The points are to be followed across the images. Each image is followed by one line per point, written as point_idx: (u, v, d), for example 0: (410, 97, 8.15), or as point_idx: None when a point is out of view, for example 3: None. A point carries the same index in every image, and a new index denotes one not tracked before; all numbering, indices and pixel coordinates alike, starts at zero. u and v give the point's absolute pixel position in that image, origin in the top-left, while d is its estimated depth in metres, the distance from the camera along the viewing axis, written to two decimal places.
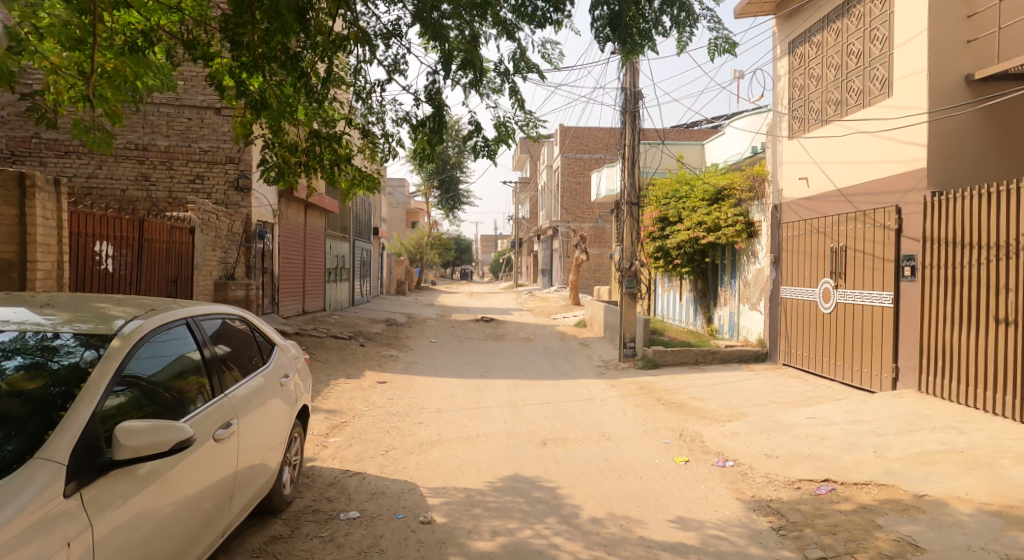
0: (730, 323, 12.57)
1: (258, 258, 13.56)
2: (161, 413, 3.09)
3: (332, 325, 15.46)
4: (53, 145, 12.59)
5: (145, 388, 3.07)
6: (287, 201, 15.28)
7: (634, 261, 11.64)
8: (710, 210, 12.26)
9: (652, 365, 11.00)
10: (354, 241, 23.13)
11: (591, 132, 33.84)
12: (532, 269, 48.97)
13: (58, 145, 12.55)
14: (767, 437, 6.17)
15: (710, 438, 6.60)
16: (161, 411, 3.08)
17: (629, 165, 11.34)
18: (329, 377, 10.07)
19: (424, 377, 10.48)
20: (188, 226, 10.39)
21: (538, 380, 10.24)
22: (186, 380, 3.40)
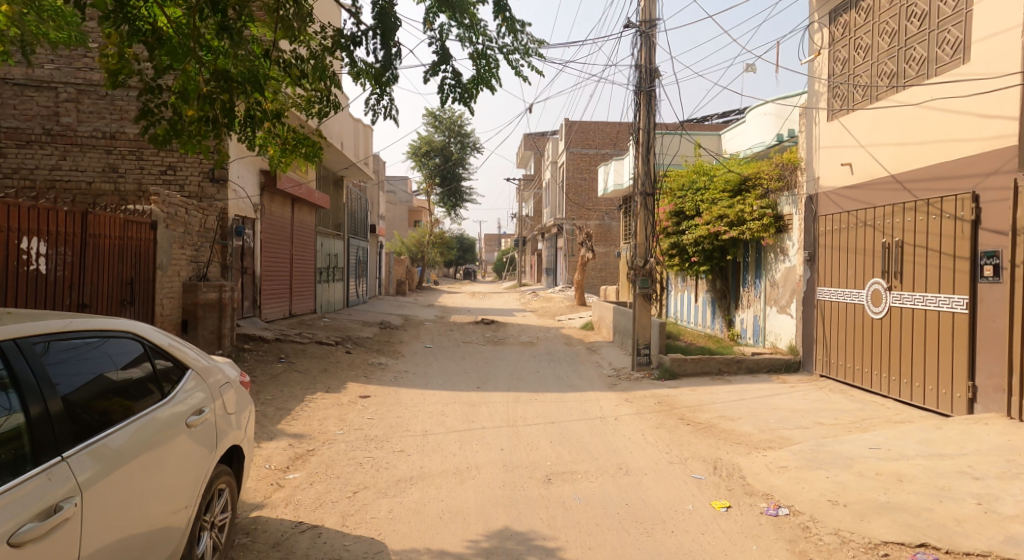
0: (754, 327, 11.40)
1: (236, 257, 12.36)
2: (48, 446, 2.59)
3: (319, 329, 14.30)
4: (14, 135, 11.12)
5: (34, 413, 2.59)
6: (272, 196, 14.06)
7: (648, 258, 10.45)
8: (731, 202, 11.04)
9: (670, 375, 9.82)
10: (349, 239, 21.96)
11: (597, 126, 32.56)
12: (536, 270, 47.71)
13: (18, 133, 11.14)
14: (826, 476, 4.97)
15: (751, 473, 5.39)
16: (47, 443, 2.59)
17: (643, 150, 10.15)
18: (306, 390, 8.93)
19: (414, 390, 9.32)
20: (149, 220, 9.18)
21: (543, 394, 9.07)
22: (86, 411, 2.85)
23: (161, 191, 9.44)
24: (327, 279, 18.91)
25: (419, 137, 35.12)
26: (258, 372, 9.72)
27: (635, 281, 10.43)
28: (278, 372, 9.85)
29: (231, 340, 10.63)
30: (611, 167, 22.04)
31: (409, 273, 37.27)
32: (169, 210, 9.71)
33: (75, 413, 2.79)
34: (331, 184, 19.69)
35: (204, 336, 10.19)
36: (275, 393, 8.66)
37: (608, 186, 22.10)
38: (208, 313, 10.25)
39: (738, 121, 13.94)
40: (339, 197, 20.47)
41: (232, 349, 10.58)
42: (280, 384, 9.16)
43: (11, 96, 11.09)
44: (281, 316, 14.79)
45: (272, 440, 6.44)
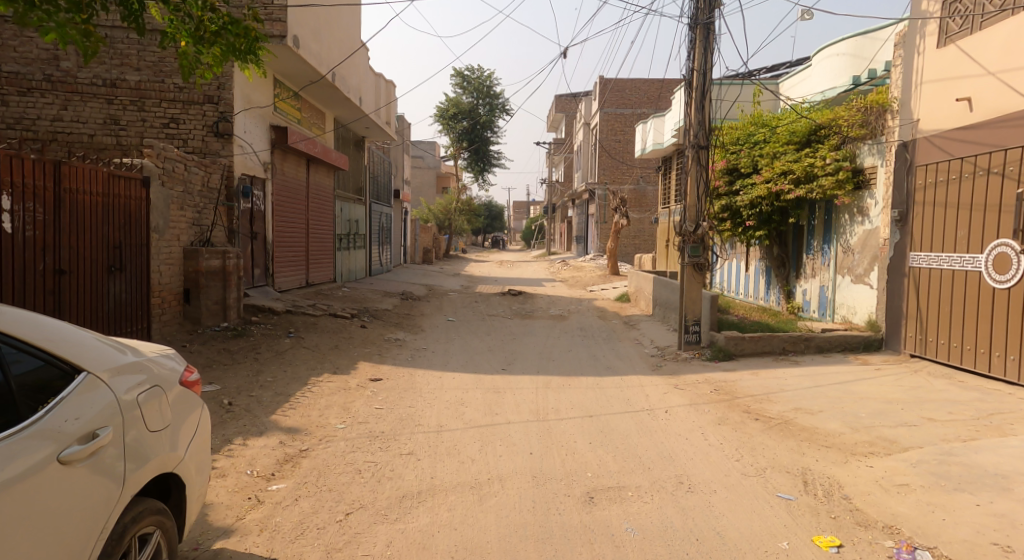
0: (820, 299, 10.47)
1: (244, 220, 11.09)
2: None
3: (335, 299, 13.27)
4: (13, 80, 9.83)
5: None
6: (285, 154, 12.80)
7: (700, 222, 9.11)
8: (798, 155, 9.97)
9: (726, 355, 8.62)
10: (371, 204, 20.89)
11: (634, 84, 30.92)
12: (566, 237, 46.35)
13: (19, 79, 9.82)
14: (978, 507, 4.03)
15: (865, 498, 4.33)
16: None
17: (697, 96, 8.81)
18: (313, 371, 7.91)
19: (433, 372, 8.27)
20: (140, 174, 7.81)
21: (579, 379, 7.93)
22: None
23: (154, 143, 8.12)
24: (347, 246, 17.90)
25: (446, 99, 33.77)
26: (263, 348, 8.66)
27: (683, 248, 9.12)
28: (285, 348, 8.83)
29: (238, 312, 9.54)
30: (648, 126, 20.58)
31: (435, 241, 36.16)
32: (165, 165, 8.44)
33: (10, 399, 2.34)
34: (352, 145, 18.52)
35: (207, 308, 9.02)
36: (277, 373, 7.64)
37: (647, 146, 20.62)
38: (211, 282, 9.09)
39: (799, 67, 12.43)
40: (360, 159, 19.34)
41: (239, 322, 9.50)
42: (284, 363, 8.17)
43: (9, 39, 9.86)
44: (296, 285, 13.77)
45: (261, 436, 5.36)
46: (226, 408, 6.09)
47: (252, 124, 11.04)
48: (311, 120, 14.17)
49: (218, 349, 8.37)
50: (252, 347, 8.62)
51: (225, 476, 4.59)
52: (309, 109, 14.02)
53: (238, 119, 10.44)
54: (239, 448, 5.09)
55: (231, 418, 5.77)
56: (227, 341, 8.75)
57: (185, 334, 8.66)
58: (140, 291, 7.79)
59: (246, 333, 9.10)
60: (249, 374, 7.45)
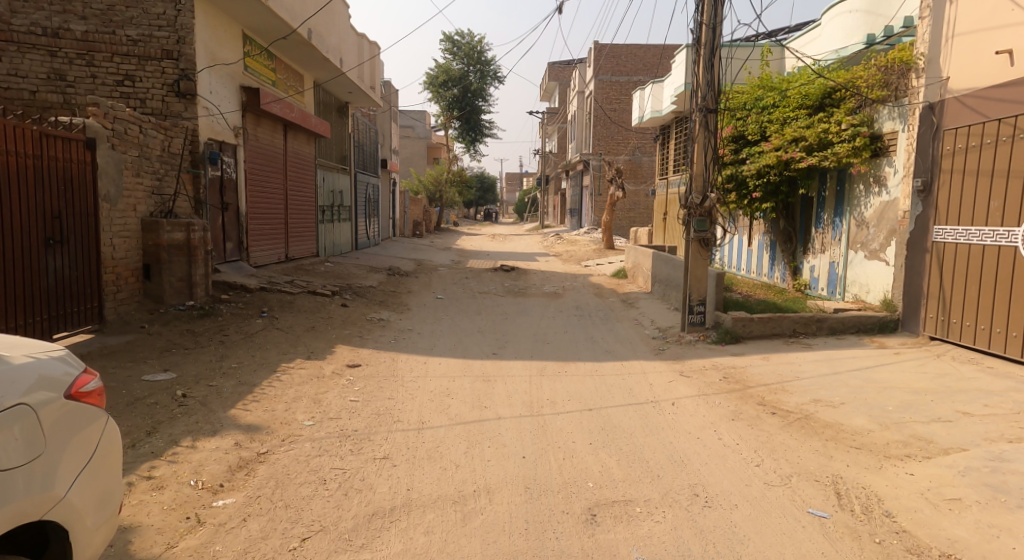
0: (830, 276, 9.80)
1: (211, 191, 10.26)
2: None
3: (315, 275, 12.51)
4: None
5: None
6: (259, 119, 12.00)
7: (707, 194, 8.38)
8: (810, 121, 9.26)
9: (732, 338, 7.96)
10: (357, 174, 20.02)
11: (630, 50, 29.79)
12: (560, 210, 45.48)
13: None
14: None
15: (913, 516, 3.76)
16: None
17: (707, 53, 8.01)
18: (283, 355, 7.20)
19: (417, 357, 7.61)
20: (85, 136, 7.00)
21: (576, 366, 7.27)
22: None
23: (100, 101, 7.31)
24: (331, 218, 17.08)
25: (437, 65, 32.65)
26: (231, 330, 7.93)
27: (688, 223, 8.42)
28: (255, 329, 8.11)
29: (206, 289, 8.81)
30: (646, 93, 19.64)
31: (426, 213, 35.29)
32: (115, 126, 7.63)
33: None
34: (335, 111, 17.60)
35: (170, 286, 8.36)
36: (244, 357, 6.94)
37: (645, 114, 19.68)
38: (174, 256, 8.39)
39: (809, 26, 11.62)
40: (344, 127, 18.45)
41: (206, 300, 8.79)
42: (252, 347, 7.36)
43: None
44: (275, 260, 13.02)
45: (214, 437, 4.68)
46: (179, 401, 5.40)
47: (220, 84, 10.23)
48: (287, 82, 13.34)
49: (182, 331, 7.65)
50: (219, 329, 7.90)
51: (162, 488, 3.92)
52: (285, 71, 13.19)
53: (202, 77, 9.62)
54: (185, 451, 4.41)
55: (183, 413, 5.10)
56: (192, 322, 8.04)
57: (145, 314, 8.00)
58: (87, 265, 7.07)
59: (214, 313, 8.41)
60: (211, 359, 6.75)
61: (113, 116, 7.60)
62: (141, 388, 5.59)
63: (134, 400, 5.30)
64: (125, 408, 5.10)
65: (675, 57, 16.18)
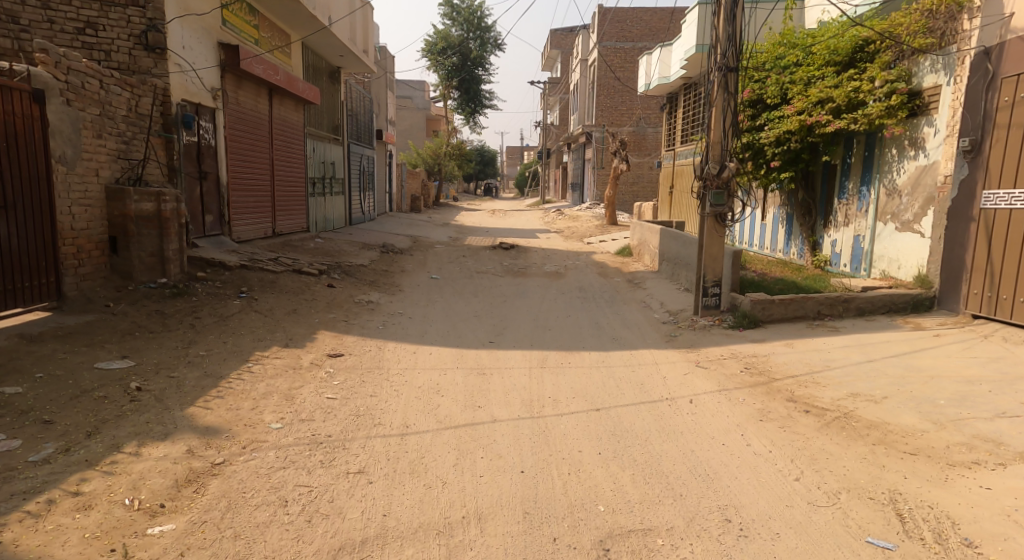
0: (854, 250, 9.10)
1: (185, 160, 9.45)
2: None
3: (303, 252, 11.78)
4: None
5: None
6: (240, 81, 11.25)
7: (725, 164, 7.61)
8: (838, 80, 8.51)
9: (751, 323, 7.21)
10: (350, 145, 19.19)
11: (634, 15, 28.72)
12: (561, 185, 44.58)
13: None
14: None
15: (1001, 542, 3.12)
16: None
17: (728, 3, 7.32)
18: (259, 340, 6.49)
19: (406, 346, 6.95)
20: (33, 85, 6.27)
21: (580, 356, 6.69)
22: None
23: (48, 48, 6.49)
24: (322, 192, 16.31)
25: (435, 32, 31.56)
26: (204, 311, 7.22)
27: (705, 196, 7.69)
28: (231, 311, 7.39)
29: (181, 266, 8.07)
30: (653, 59, 18.76)
31: (424, 188, 34.40)
32: (70, 78, 6.88)
33: None
34: (325, 77, 16.77)
35: (139, 262, 7.62)
36: (214, 343, 6.22)
37: (651, 81, 18.77)
38: (144, 229, 7.63)
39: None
40: (335, 95, 17.63)
41: (181, 279, 8.06)
42: (225, 331, 6.65)
43: None
44: (260, 236, 12.27)
45: (163, 442, 3.96)
46: (132, 395, 4.71)
47: (194, 38, 9.57)
48: (270, 41, 12.59)
49: (149, 311, 6.94)
50: (191, 310, 7.18)
51: (90, 509, 3.26)
52: (268, 28, 12.48)
53: (173, 28, 8.97)
54: (126, 460, 3.71)
55: (133, 410, 4.39)
56: (162, 302, 7.34)
57: (111, 292, 7.31)
58: (39, 234, 6.38)
59: (186, 293, 7.71)
60: (178, 345, 6.05)
61: (66, 67, 6.80)
62: (90, 379, 4.91)
63: (79, 393, 4.60)
64: (67, 403, 4.40)
65: (685, 19, 15.31)
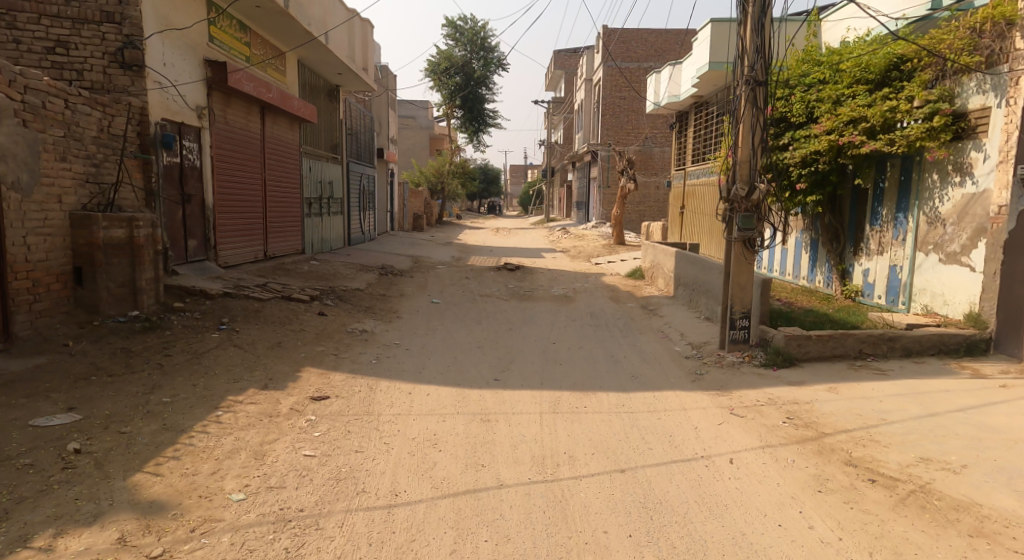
0: (890, 282, 8.33)
1: (164, 181, 8.80)
2: None
3: (294, 277, 11.09)
4: None
5: None
6: (229, 98, 10.69)
7: (755, 184, 6.93)
8: (872, 99, 7.80)
9: (785, 361, 6.44)
10: (349, 163, 18.56)
11: (640, 34, 28.23)
12: (566, 203, 44.02)
13: None
14: None
15: None
16: None
17: (756, 12, 6.69)
18: (234, 381, 5.75)
19: (402, 385, 6.19)
20: None
21: (597, 399, 5.91)
22: None
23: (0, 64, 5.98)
24: (319, 211, 15.66)
25: (438, 51, 31.22)
26: (177, 348, 6.51)
27: (732, 219, 7.03)
28: (206, 346, 6.68)
29: (155, 296, 7.43)
30: (663, 77, 18.19)
31: (428, 206, 33.85)
32: (28, 98, 6.34)
33: None
34: (323, 94, 16.24)
35: (106, 293, 6.94)
36: (181, 385, 5.51)
37: (661, 99, 18.20)
38: (113, 258, 6.98)
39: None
40: (334, 112, 17.07)
41: (155, 310, 7.40)
42: (197, 371, 5.93)
43: None
44: (250, 259, 11.60)
45: (89, 529, 3.27)
46: (67, 461, 4.01)
47: (177, 55, 9.05)
48: (262, 59, 12.08)
49: (114, 350, 6.25)
50: (162, 346, 6.48)
51: None
52: (261, 46, 12.00)
53: (152, 44, 8.41)
54: None
55: (61, 483, 3.72)
56: (131, 338, 6.64)
57: (73, 328, 6.64)
58: None
59: (159, 326, 7.02)
60: (139, 390, 5.34)
61: (25, 85, 6.28)
62: (21, 440, 4.21)
63: (2, 461, 3.92)
64: None
65: (697, 35, 14.70)
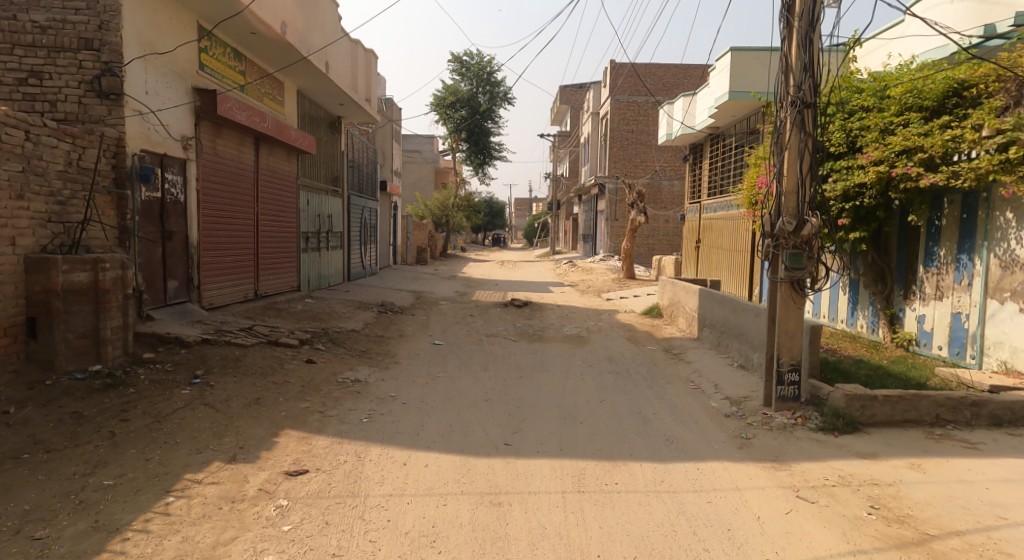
0: (953, 332, 7.41)
1: (141, 218, 8.00)
2: None
3: (285, 318, 10.21)
4: None
5: None
6: (220, 129, 9.95)
7: (805, 219, 6.10)
8: (929, 127, 7.07)
9: (850, 426, 5.50)
10: (351, 196, 17.82)
11: (649, 68, 27.80)
12: (572, 235, 43.31)
13: None
14: None
15: None
16: None
17: (803, 27, 5.95)
18: (196, 453, 4.81)
19: (396, 453, 5.23)
20: None
21: (630, 473, 4.92)
22: None
23: None
24: (317, 246, 14.86)
25: (443, 86, 30.90)
26: (137, 410, 5.58)
27: (778, 257, 6.22)
28: (173, 407, 5.72)
29: (122, 347, 6.54)
30: (676, 109, 17.58)
31: (432, 239, 33.08)
32: None
33: None
34: (324, 126, 15.59)
35: (63, 347, 6.04)
36: (132, 460, 4.56)
37: (674, 131, 17.56)
38: (74, 305, 6.11)
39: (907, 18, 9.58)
40: (335, 144, 16.41)
41: (120, 362, 6.48)
42: (155, 438, 5.01)
43: None
44: (238, 299, 10.75)
45: None
46: None
47: (161, 82, 8.29)
48: (258, 88, 11.40)
49: (65, 415, 5.32)
50: (119, 409, 5.54)
51: None
52: (258, 73, 11.33)
53: (133, 70, 7.64)
54: None
55: None
56: (88, 398, 5.71)
57: (23, 386, 5.71)
58: None
59: (122, 383, 6.09)
60: (78, 469, 4.41)
61: None
62: None
63: None
64: None
65: (717, 64, 14.03)
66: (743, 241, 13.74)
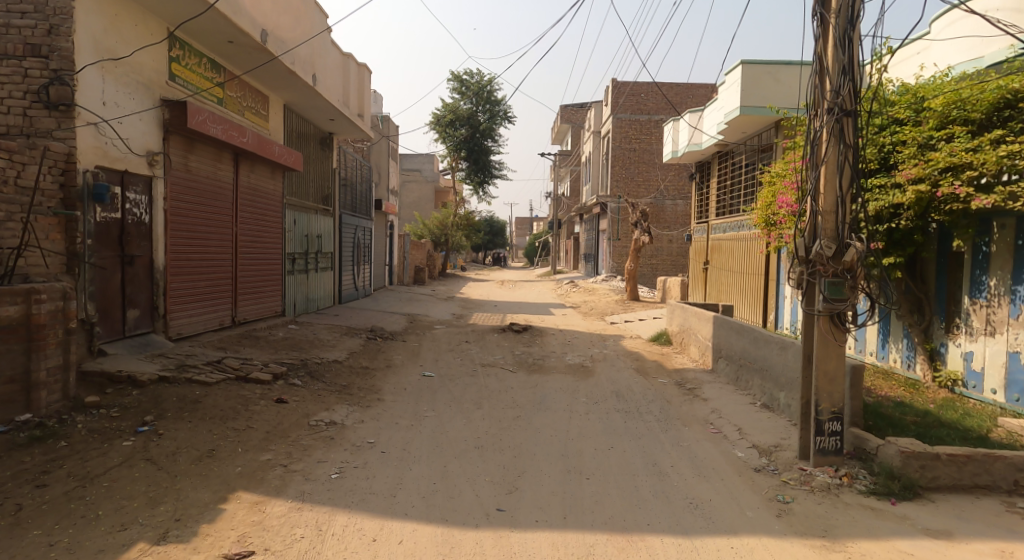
0: (1011, 375, 6.51)
1: (95, 241, 7.18)
2: None
3: (262, 349, 9.33)
4: None
5: None
6: (193, 144, 9.17)
7: (844, 243, 5.25)
8: (978, 142, 6.24)
9: (909, 490, 4.62)
10: (343, 216, 17.03)
11: (651, 87, 27.16)
12: (574, 255, 42.50)
13: None
14: None
15: None
16: None
17: (842, 23, 5.12)
18: (116, 533, 4.00)
19: (366, 525, 4.31)
20: None
21: (650, 553, 4.03)
22: None
23: None
24: (304, 268, 14.03)
25: (442, 104, 30.31)
26: (61, 471, 4.74)
27: (815, 286, 5.39)
28: (106, 465, 4.88)
29: (61, 391, 5.73)
30: (683, 125, 16.81)
31: (430, 258, 32.30)
32: None
33: None
34: (314, 142, 14.85)
35: None
36: (31, 547, 3.79)
37: (681, 148, 16.79)
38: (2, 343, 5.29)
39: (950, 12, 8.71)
40: (326, 161, 15.65)
41: (57, 409, 5.66)
42: (70, 512, 4.21)
43: None
44: (212, 328, 9.91)
45: None
46: None
47: (122, 92, 7.54)
48: (238, 101, 10.65)
49: None
50: (39, 471, 4.72)
51: None
52: (238, 86, 10.61)
53: (88, 79, 6.90)
54: None
55: None
56: (7, 456, 4.88)
57: None
58: None
59: (52, 436, 5.27)
60: None
61: None
62: None
63: None
64: None
65: (728, 77, 13.26)
66: (757, 264, 12.88)
